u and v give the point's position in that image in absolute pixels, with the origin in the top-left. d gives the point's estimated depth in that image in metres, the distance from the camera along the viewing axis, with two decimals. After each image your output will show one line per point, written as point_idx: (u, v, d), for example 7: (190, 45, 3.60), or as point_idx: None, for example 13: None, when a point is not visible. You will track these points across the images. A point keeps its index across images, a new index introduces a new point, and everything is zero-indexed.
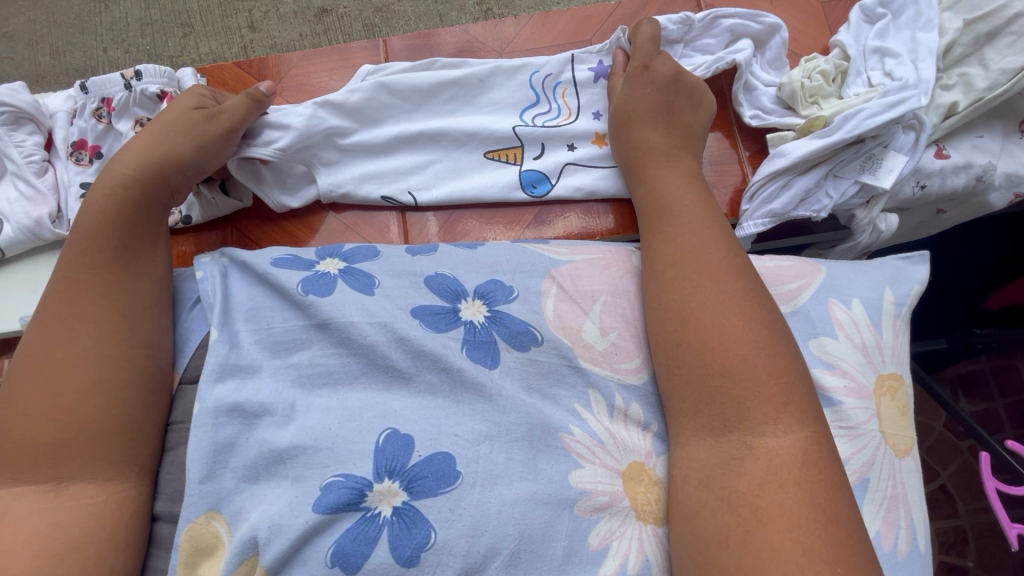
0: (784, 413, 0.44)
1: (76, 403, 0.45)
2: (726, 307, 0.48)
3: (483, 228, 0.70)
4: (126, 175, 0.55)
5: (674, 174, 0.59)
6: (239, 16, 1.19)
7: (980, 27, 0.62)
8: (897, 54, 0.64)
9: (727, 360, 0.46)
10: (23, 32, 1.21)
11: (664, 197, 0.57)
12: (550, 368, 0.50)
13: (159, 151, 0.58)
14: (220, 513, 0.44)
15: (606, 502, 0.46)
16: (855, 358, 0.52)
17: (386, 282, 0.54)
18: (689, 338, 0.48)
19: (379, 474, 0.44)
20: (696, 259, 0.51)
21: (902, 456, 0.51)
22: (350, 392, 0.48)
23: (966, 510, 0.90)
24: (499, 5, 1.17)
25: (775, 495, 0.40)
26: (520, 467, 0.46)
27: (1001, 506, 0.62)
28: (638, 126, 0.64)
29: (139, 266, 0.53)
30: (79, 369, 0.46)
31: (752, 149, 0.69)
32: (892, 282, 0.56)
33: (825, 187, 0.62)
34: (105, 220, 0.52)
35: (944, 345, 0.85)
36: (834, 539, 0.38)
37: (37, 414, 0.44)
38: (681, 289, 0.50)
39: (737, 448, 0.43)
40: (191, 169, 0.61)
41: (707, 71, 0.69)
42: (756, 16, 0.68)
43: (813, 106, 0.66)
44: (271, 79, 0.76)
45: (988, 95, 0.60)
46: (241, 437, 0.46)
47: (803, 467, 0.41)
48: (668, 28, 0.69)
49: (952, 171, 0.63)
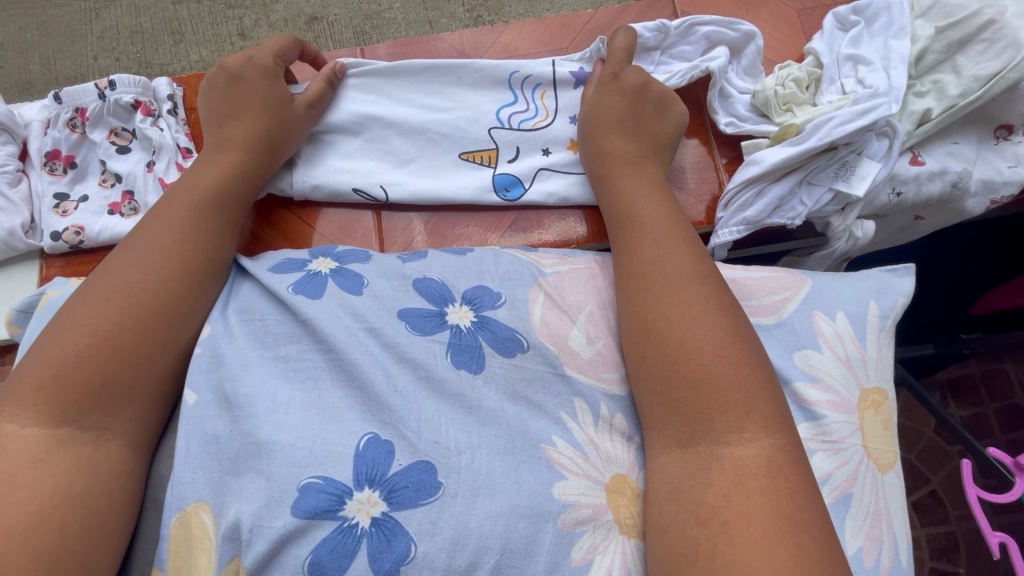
0: (748, 422, 0.43)
1: (118, 346, 0.45)
2: (690, 316, 0.48)
3: (461, 233, 0.69)
4: (241, 159, 0.60)
5: (639, 183, 0.59)
6: (230, 24, 1.19)
7: (951, 35, 0.62)
8: (869, 62, 0.64)
9: (689, 371, 0.45)
10: (14, 40, 1.21)
11: (633, 205, 0.57)
12: (535, 375, 0.50)
13: (269, 143, 0.62)
14: (208, 505, 0.42)
15: (589, 515, 0.45)
16: (840, 371, 0.52)
17: (375, 283, 0.54)
18: (652, 349, 0.48)
19: (358, 481, 0.43)
20: (661, 268, 0.51)
21: (885, 471, 0.50)
22: (332, 389, 0.47)
23: (957, 516, 0.89)
24: (489, 12, 1.18)
25: (741, 506, 0.40)
26: (503, 479, 0.45)
27: (983, 514, 0.61)
28: (605, 133, 0.64)
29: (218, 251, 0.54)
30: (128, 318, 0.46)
31: (728, 157, 0.69)
32: (877, 296, 0.56)
33: (800, 195, 0.62)
34: (206, 203, 0.56)
35: (931, 349, 0.85)
36: (800, 550, 0.38)
37: (76, 345, 0.44)
38: (644, 299, 0.50)
39: (704, 459, 0.43)
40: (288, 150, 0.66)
41: (682, 80, 0.69)
42: (731, 23, 0.68)
43: (786, 113, 0.65)
44: None
45: (961, 102, 0.60)
46: (223, 435, 0.44)
47: (770, 475, 0.41)
48: (644, 35, 0.69)
49: (927, 178, 0.62)
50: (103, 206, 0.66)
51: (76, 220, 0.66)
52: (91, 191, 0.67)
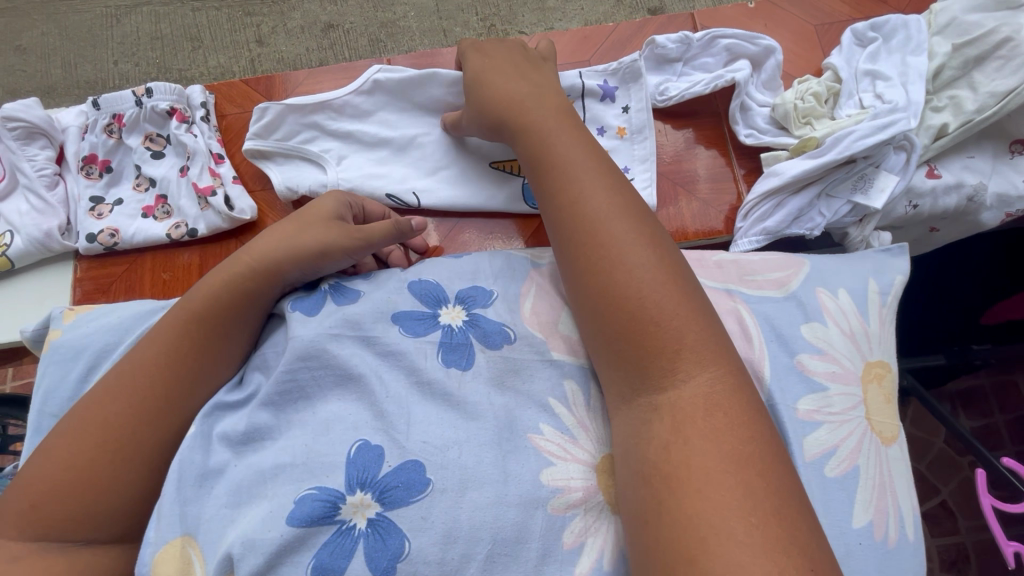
0: (680, 360, 0.40)
1: (137, 431, 0.45)
2: (614, 258, 0.44)
3: (481, 240, 0.71)
4: (246, 261, 0.51)
5: (553, 126, 0.54)
6: (248, 31, 1.22)
7: (969, 51, 0.63)
8: (888, 77, 0.65)
9: (621, 317, 0.42)
10: (37, 45, 1.24)
11: (544, 150, 0.52)
12: (523, 365, 0.47)
13: (284, 244, 0.52)
14: (195, 539, 0.41)
15: (580, 497, 0.42)
16: (845, 346, 0.50)
17: (371, 291, 0.52)
18: (587, 304, 0.44)
19: (350, 486, 0.41)
20: (583, 210, 0.46)
21: (889, 443, 0.47)
22: (324, 404, 0.45)
23: (967, 527, 0.89)
24: (503, 21, 1.20)
25: (682, 454, 0.37)
26: (492, 469, 0.42)
27: (999, 524, 0.62)
28: (505, 91, 0.59)
29: (223, 358, 0.50)
30: (137, 414, 0.46)
31: (747, 168, 0.71)
32: (875, 273, 0.54)
33: (819, 207, 0.64)
34: (208, 306, 0.50)
35: (943, 359, 0.83)
36: (746, 489, 0.35)
37: (94, 422, 0.45)
38: (572, 249, 0.46)
39: (645, 411, 0.40)
40: (309, 267, 0.52)
41: (707, 87, 0.70)
42: (752, 37, 0.70)
43: (806, 126, 0.67)
44: (278, 96, 0.75)
45: (977, 117, 0.61)
46: (229, 465, 0.43)
47: (709, 414, 0.38)
48: (667, 46, 0.71)
49: (943, 191, 0.63)
50: (136, 210, 0.69)
51: (111, 223, 0.68)
52: (125, 194, 0.70)
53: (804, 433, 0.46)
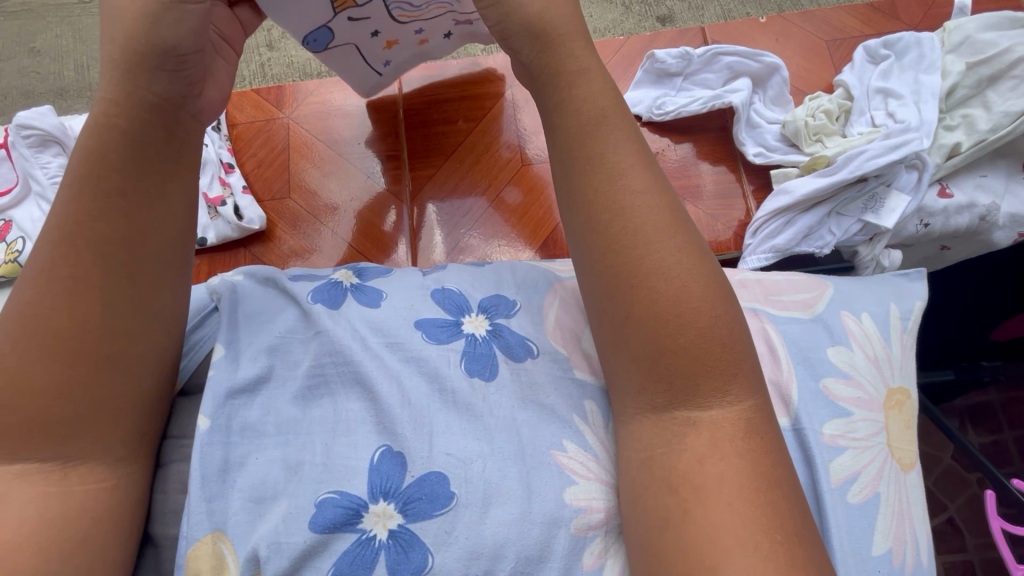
0: (733, 386, 0.40)
1: (80, 318, 0.39)
2: (673, 267, 0.41)
3: (487, 247, 0.71)
4: (108, 100, 0.43)
5: (599, 89, 0.46)
6: (259, 35, 1.23)
7: (983, 70, 0.63)
8: (900, 96, 0.65)
9: (681, 335, 0.40)
10: (51, 47, 1.25)
11: (596, 122, 0.45)
12: (544, 382, 0.46)
13: (135, 43, 0.43)
14: (225, 533, 0.40)
15: (601, 520, 0.42)
16: (871, 374, 0.49)
17: (395, 296, 0.51)
18: (637, 308, 0.41)
19: (373, 494, 0.41)
20: (643, 210, 0.42)
21: (907, 470, 0.47)
22: (349, 401, 0.45)
23: (976, 545, 0.88)
24: None
25: (717, 469, 0.38)
26: (515, 485, 0.42)
27: (1007, 546, 0.61)
28: (553, 20, 0.47)
29: (151, 215, 0.43)
30: (64, 299, 0.39)
31: (757, 183, 0.70)
32: (896, 299, 0.53)
33: (829, 225, 0.63)
34: (95, 157, 0.42)
35: (951, 375, 0.85)
36: (773, 509, 0.36)
37: (39, 331, 0.38)
38: (624, 251, 0.42)
39: (679, 425, 0.40)
40: (169, 62, 0.44)
41: (704, 105, 0.71)
42: (755, 54, 0.71)
43: (817, 143, 0.67)
44: (288, 104, 0.77)
45: (990, 137, 0.61)
46: (250, 456, 0.42)
47: (746, 437, 0.39)
48: (667, 61, 0.73)
49: (955, 211, 0.63)
50: None
51: None
52: None
53: (829, 458, 0.45)
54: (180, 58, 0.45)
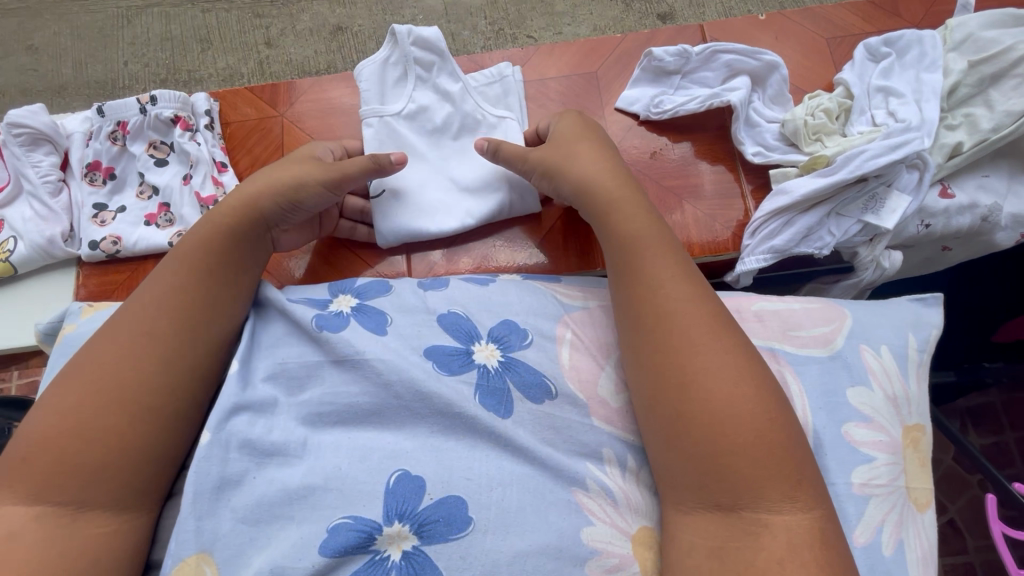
0: (800, 491, 0.39)
1: (139, 371, 0.44)
2: (725, 369, 0.42)
3: (485, 256, 0.70)
4: (230, 211, 0.54)
5: (638, 214, 0.52)
6: (256, 32, 1.22)
7: (985, 69, 0.62)
8: (901, 94, 0.64)
9: (740, 438, 0.40)
10: (49, 45, 1.24)
11: (638, 241, 0.50)
12: (567, 425, 0.46)
13: (270, 185, 0.57)
14: (211, 556, 0.40)
15: (616, 564, 0.42)
16: (887, 409, 0.48)
17: (398, 320, 0.52)
18: (693, 408, 0.42)
19: (388, 517, 0.41)
20: (689, 314, 0.45)
21: (922, 509, 0.47)
22: (362, 432, 0.45)
23: (977, 547, 0.87)
24: (511, 25, 1.19)
25: (795, 573, 0.36)
26: (531, 516, 0.42)
27: (1008, 551, 0.59)
28: (592, 170, 0.57)
29: (220, 307, 0.50)
30: (133, 353, 0.45)
31: (755, 184, 0.69)
32: (914, 328, 0.52)
33: (829, 225, 0.62)
34: (204, 247, 0.51)
35: (953, 377, 0.82)
36: None
37: (100, 375, 0.44)
38: (674, 352, 0.44)
39: (749, 525, 0.38)
40: (292, 210, 0.58)
41: (701, 105, 0.70)
42: (754, 53, 0.70)
43: (816, 143, 0.66)
44: (282, 103, 0.75)
45: (993, 136, 0.60)
46: (248, 474, 0.43)
47: (821, 544, 0.38)
48: (665, 59, 0.71)
49: (956, 211, 0.62)
50: (139, 217, 0.69)
51: (113, 231, 0.68)
52: (128, 202, 0.70)
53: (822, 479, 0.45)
54: (297, 206, 0.58)
